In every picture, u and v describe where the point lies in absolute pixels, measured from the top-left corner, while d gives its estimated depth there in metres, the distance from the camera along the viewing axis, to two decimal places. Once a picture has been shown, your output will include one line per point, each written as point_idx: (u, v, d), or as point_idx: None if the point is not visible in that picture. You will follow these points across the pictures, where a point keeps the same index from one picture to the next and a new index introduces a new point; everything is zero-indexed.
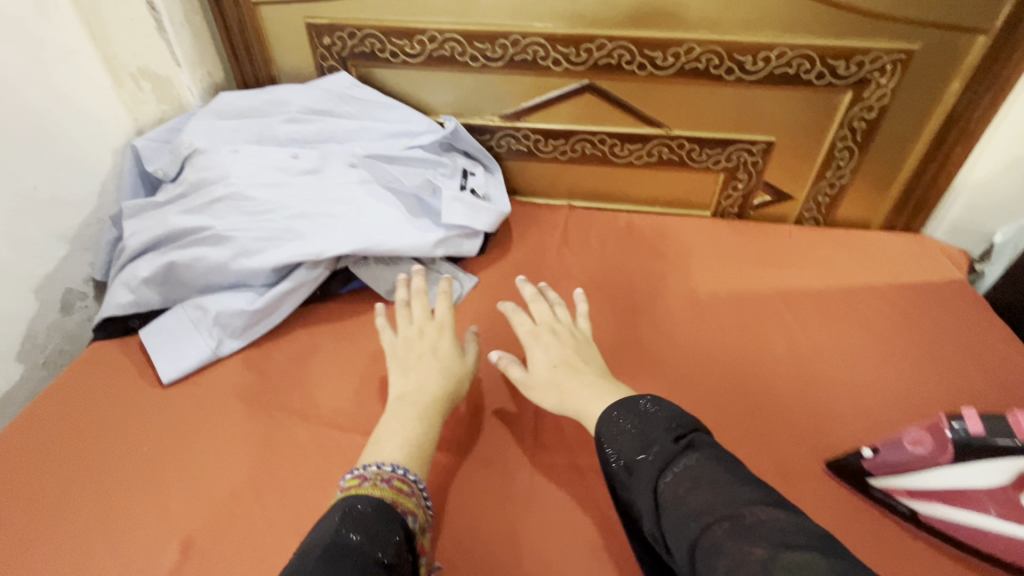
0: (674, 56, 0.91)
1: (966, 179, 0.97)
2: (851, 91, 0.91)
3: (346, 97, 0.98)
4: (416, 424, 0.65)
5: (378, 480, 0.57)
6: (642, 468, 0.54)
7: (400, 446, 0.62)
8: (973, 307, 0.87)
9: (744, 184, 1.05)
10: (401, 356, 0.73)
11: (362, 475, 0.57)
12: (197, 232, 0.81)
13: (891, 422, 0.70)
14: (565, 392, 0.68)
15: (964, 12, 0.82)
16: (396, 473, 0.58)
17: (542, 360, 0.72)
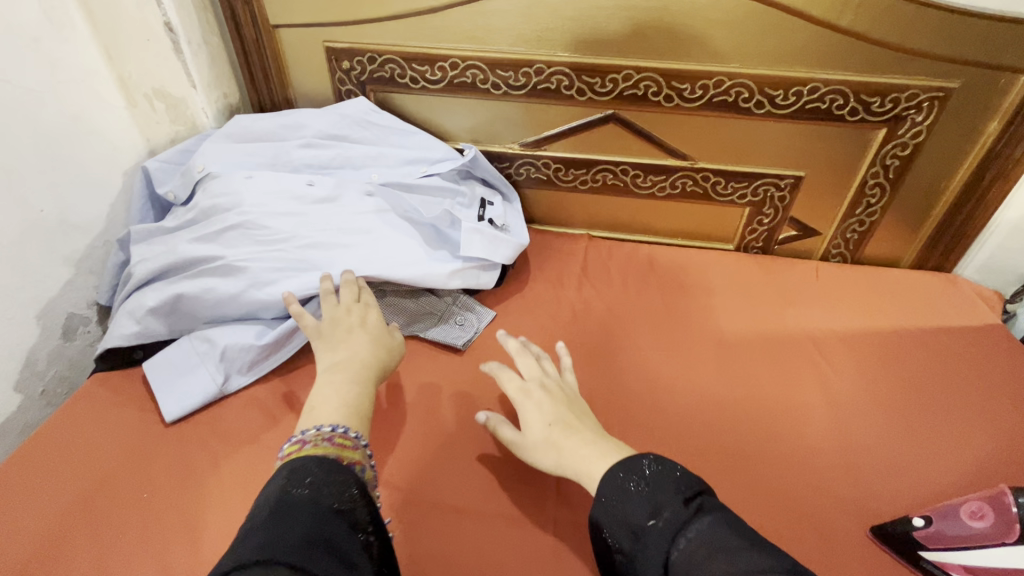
0: (703, 88, 0.88)
1: (1002, 218, 0.94)
2: (885, 128, 0.88)
3: (366, 121, 0.95)
4: (349, 388, 0.63)
5: (319, 441, 0.55)
6: (653, 535, 0.49)
7: (336, 407, 0.60)
8: (1014, 356, 0.84)
9: (770, 219, 1.02)
10: (327, 332, 0.70)
11: (302, 440, 0.55)
12: (209, 260, 0.78)
13: (935, 483, 0.66)
14: (562, 453, 0.61)
15: (1007, 51, 0.79)
16: (337, 431, 0.56)
17: (534, 418, 0.65)
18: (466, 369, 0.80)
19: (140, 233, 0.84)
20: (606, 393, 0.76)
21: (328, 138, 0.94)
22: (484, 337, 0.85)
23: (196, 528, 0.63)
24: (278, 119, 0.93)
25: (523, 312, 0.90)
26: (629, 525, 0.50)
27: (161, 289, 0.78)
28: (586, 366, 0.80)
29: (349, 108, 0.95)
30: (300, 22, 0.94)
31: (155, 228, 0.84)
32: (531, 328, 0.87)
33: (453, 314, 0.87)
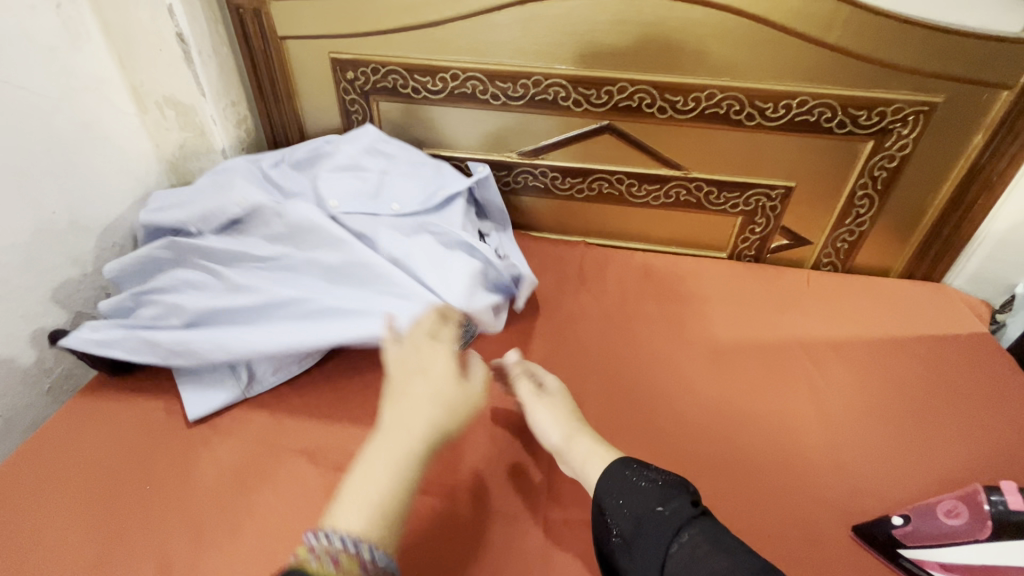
0: (695, 100, 0.91)
1: (990, 229, 0.96)
2: (872, 140, 0.91)
3: (382, 153, 0.98)
4: (388, 482, 0.50)
5: (325, 560, 0.44)
6: (659, 521, 0.54)
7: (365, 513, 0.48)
8: (999, 364, 0.85)
9: (761, 228, 1.05)
10: (393, 378, 0.57)
11: (311, 546, 0.45)
12: (251, 302, 0.76)
13: (915, 485, 0.68)
14: (575, 431, 0.66)
15: (989, 67, 0.81)
16: (344, 546, 0.45)
17: (555, 404, 0.70)
18: None
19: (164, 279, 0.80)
20: (599, 395, 0.79)
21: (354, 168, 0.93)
22: (481, 341, 0.87)
23: (199, 521, 0.65)
24: (303, 158, 0.96)
25: (519, 317, 0.92)
26: (634, 514, 0.56)
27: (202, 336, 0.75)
28: (579, 369, 0.83)
29: (361, 132, 0.99)
30: (307, 34, 0.98)
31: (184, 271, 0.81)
32: (526, 332, 0.89)
33: None
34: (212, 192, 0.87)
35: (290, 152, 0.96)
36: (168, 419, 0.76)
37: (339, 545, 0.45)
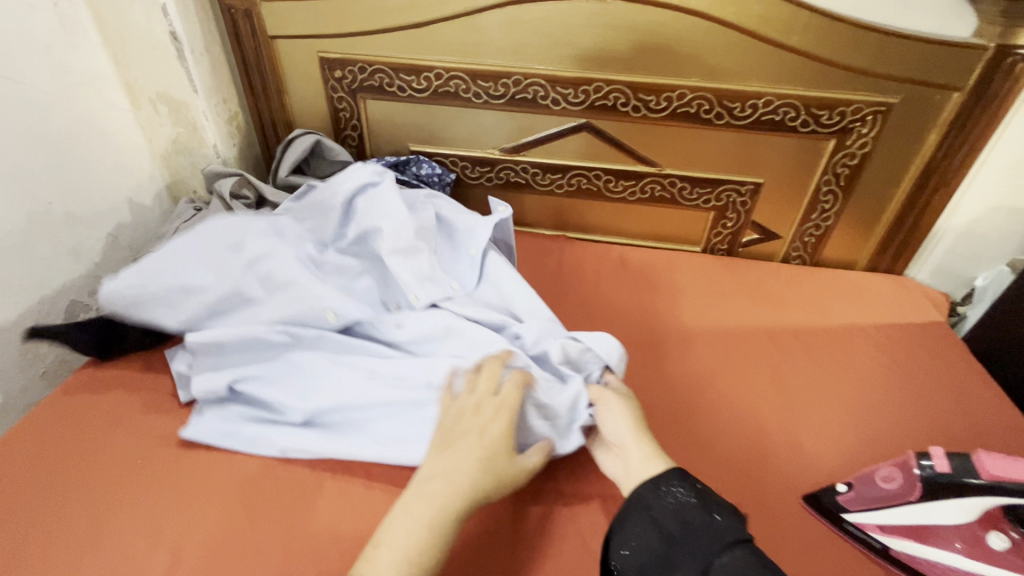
0: (667, 100, 0.96)
1: (948, 224, 1.01)
2: (835, 138, 0.95)
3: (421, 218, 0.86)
4: (422, 535, 0.54)
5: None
6: (704, 531, 0.54)
7: (397, 557, 0.52)
8: (952, 350, 0.90)
9: (733, 223, 1.09)
10: (447, 426, 0.63)
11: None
12: (363, 397, 0.71)
13: (863, 460, 0.73)
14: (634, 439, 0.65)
15: (941, 70, 0.86)
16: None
17: (625, 405, 0.68)
18: None
19: (254, 377, 0.75)
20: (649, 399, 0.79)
21: (409, 240, 0.80)
22: None
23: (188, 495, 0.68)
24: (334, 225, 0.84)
25: None
26: (681, 518, 0.56)
27: (328, 435, 0.71)
28: None
29: (387, 195, 0.84)
30: (297, 34, 1.02)
31: (265, 366, 0.76)
32: None
33: None
34: (268, 291, 0.77)
35: (319, 217, 0.85)
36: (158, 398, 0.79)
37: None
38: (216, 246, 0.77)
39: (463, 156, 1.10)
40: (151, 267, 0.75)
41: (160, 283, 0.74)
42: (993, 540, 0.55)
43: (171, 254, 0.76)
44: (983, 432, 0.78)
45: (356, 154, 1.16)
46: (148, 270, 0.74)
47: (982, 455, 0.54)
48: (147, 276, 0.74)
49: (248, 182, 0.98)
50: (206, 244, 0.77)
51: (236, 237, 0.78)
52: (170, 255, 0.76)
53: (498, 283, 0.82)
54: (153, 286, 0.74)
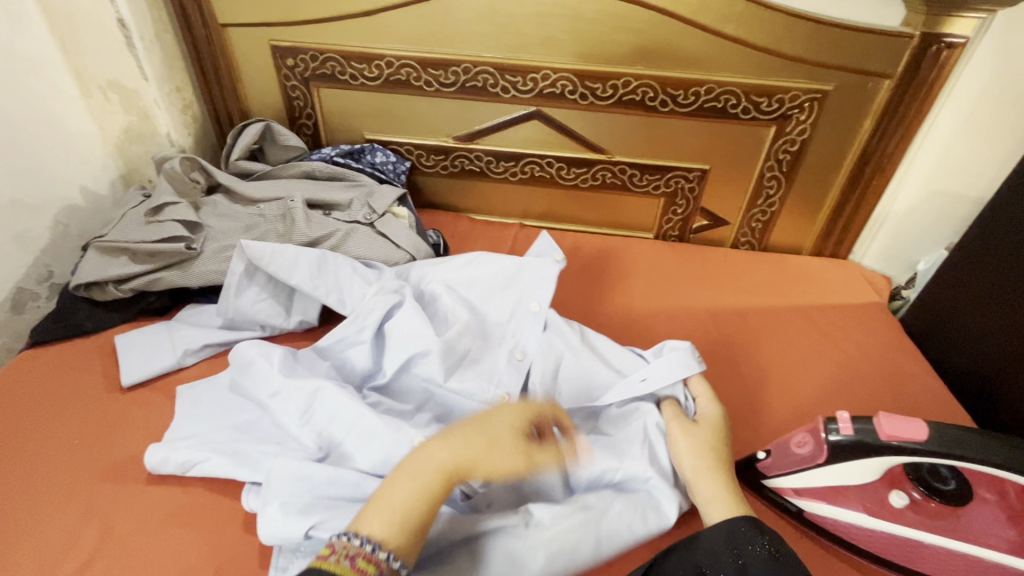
0: (613, 88, 0.98)
1: (888, 209, 1.04)
2: (775, 125, 0.98)
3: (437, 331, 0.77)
4: (416, 492, 0.50)
5: (342, 557, 0.44)
6: None
7: (394, 514, 0.48)
8: (887, 328, 0.94)
9: (683, 210, 1.12)
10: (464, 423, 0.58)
11: (332, 544, 0.45)
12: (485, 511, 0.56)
13: (781, 427, 0.76)
14: (706, 469, 0.59)
15: (872, 58, 0.90)
16: (364, 548, 0.45)
17: (693, 436, 0.62)
18: None
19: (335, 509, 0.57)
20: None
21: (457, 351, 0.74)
22: None
23: (126, 478, 0.67)
24: (365, 367, 0.75)
25: None
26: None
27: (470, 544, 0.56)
28: None
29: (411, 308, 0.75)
30: (247, 22, 1.02)
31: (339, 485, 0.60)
32: None
33: None
34: (341, 428, 0.65)
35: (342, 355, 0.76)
36: (99, 379, 0.79)
37: (360, 544, 0.45)
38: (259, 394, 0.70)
39: (418, 145, 1.11)
40: (202, 424, 0.70)
41: (211, 466, 0.64)
42: (894, 499, 0.59)
43: (216, 404, 0.73)
44: (907, 404, 0.81)
45: (312, 143, 1.17)
46: (202, 408, 0.72)
47: (882, 417, 0.56)
48: (194, 406, 0.73)
49: (199, 167, 0.99)
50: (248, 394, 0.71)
51: (278, 391, 0.69)
52: (198, 410, 0.72)
53: (546, 356, 0.74)
54: (206, 464, 0.65)
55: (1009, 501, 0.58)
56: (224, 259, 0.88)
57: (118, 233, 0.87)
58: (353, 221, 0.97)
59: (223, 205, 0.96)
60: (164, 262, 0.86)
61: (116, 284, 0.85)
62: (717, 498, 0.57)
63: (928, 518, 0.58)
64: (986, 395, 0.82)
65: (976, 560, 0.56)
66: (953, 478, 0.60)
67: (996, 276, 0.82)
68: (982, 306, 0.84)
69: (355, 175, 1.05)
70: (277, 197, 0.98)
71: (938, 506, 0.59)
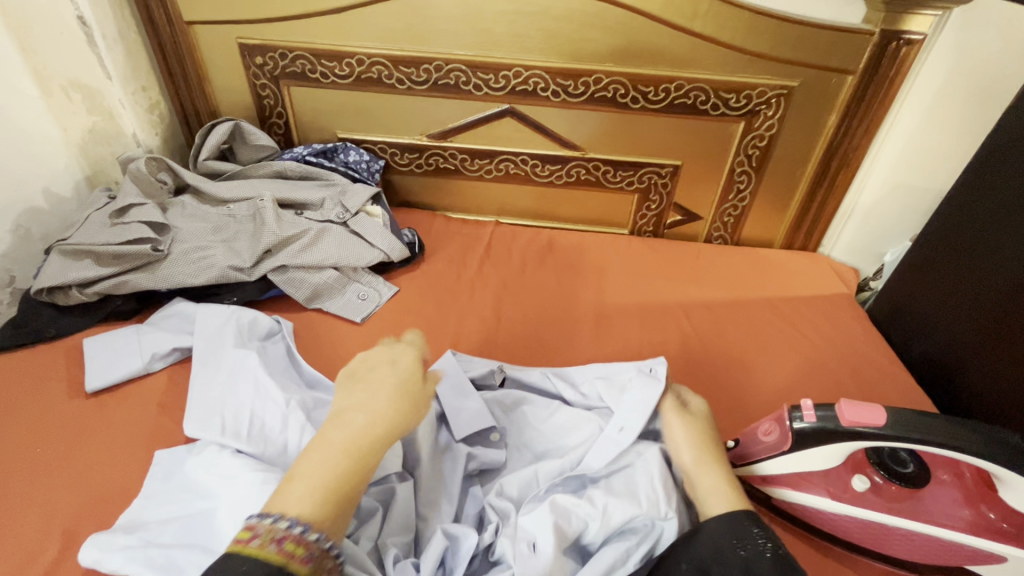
0: (585, 85, 0.99)
1: (855, 202, 1.06)
2: (743, 121, 1.00)
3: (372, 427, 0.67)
4: (340, 461, 0.50)
5: (268, 541, 0.43)
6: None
7: (315, 487, 0.48)
8: (853, 318, 0.97)
9: (656, 206, 1.13)
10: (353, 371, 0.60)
11: (254, 527, 0.44)
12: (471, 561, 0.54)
13: (751, 417, 0.78)
14: (701, 463, 0.60)
15: (834, 54, 0.92)
16: (292, 530, 0.44)
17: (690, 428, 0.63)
18: (362, 340, 0.87)
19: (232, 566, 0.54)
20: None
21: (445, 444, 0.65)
22: (386, 311, 0.92)
23: (91, 485, 0.66)
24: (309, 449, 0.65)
25: (424, 289, 0.97)
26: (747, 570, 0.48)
27: None
28: (483, 337, 0.89)
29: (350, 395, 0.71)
30: (213, 19, 1.00)
31: None
32: (429, 302, 0.94)
33: (357, 289, 0.93)
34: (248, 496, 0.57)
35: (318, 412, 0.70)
36: (63, 384, 0.77)
37: (288, 525, 0.45)
38: (224, 470, 0.61)
39: (391, 143, 1.11)
40: (164, 508, 0.60)
41: (170, 566, 0.54)
42: (856, 483, 0.60)
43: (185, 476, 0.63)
44: (873, 393, 0.83)
45: (284, 142, 1.15)
46: (171, 483, 0.63)
47: (842, 402, 0.58)
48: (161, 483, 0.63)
49: (166, 168, 0.97)
50: (212, 474, 0.61)
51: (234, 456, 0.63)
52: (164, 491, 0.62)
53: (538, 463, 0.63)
54: (167, 562, 0.54)
55: (964, 481, 0.60)
56: (194, 262, 0.87)
57: (82, 236, 0.85)
58: (326, 220, 0.97)
59: (191, 206, 0.94)
60: (130, 264, 0.85)
61: (80, 288, 0.83)
62: (716, 491, 0.57)
63: (888, 501, 0.59)
64: (945, 379, 0.85)
65: (934, 539, 0.57)
66: (912, 462, 0.62)
67: (952, 267, 0.85)
68: (939, 294, 0.87)
69: (328, 174, 1.04)
70: (247, 197, 0.97)
71: (898, 489, 0.60)
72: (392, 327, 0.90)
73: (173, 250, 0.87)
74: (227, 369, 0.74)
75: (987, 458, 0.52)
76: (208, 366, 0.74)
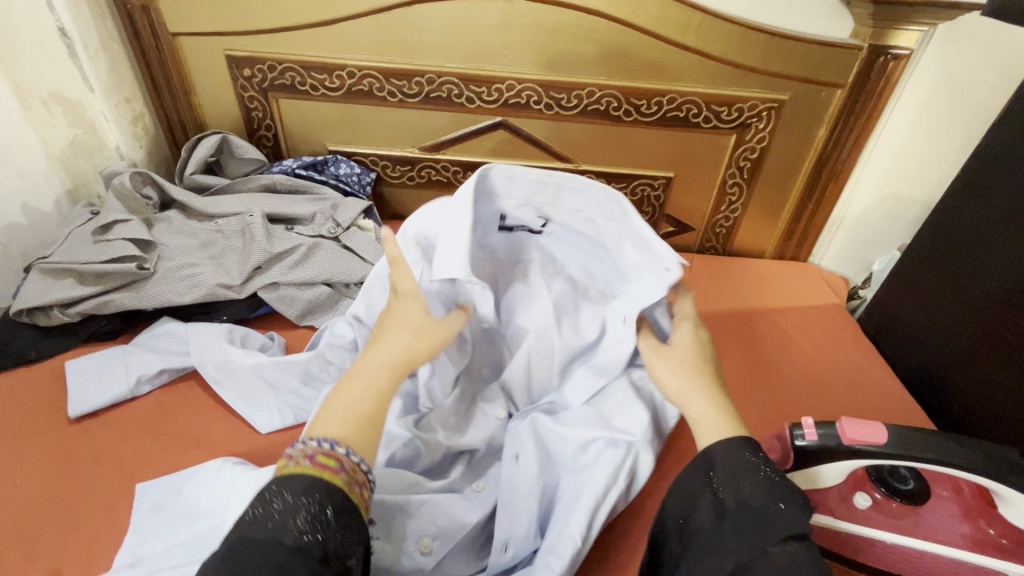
0: (578, 98, 0.99)
1: (845, 212, 1.07)
2: (735, 133, 1.01)
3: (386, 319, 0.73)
4: (384, 380, 0.52)
5: (303, 458, 0.45)
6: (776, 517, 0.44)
7: (349, 417, 0.49)
8: (845, 327, 0.98)
9: (649, 217, 1.14)
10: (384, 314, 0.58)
11: (289, 453, 0.46)
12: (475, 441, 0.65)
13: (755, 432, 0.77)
14: (689, 386, 0.55)
15: (823, 68, 0.93)
16: (323, 446, 0.46)
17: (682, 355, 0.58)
18: None
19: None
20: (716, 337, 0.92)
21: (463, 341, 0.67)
22: None
23: (75, 515, 0.63)
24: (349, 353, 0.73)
25: None
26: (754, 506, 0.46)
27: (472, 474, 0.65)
28: None
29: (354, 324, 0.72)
30: (198, 31, 0.98)
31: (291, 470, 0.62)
32: None
33: (350, 305, 0.91)
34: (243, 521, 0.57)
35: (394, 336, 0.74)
36: (44, 410, 0.74)
37: (317, 444, 0.46)
38: (227, 495, 0.60)
39: (383, 156, 1.09)
40: (160, 541, 0.58)
41: None
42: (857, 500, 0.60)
43: (182, 503, 0.62)
44: (868, 405, 0.83)
45: (273, 155, 1.13)
46: (163, 514, 0.61)
47: (844, 421, 0.58)
48: (150, 517, 0.61)
49: (151, 182, 0.95)
50: (214, 502, 0.60)
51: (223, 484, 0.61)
52: (160, 522, 0.60)
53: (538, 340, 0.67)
54: None
55: (963, 496, 0.61)
56: (181, 279, 0.85)
57: (63, 254, 0.82)
58: (317, 235, 0.95)
59: (178, 222, 0.92)
60: (115, 283, 0.82)
61: (61, 307, 0.80)
62: (706, 419, 0.53)
63: (889, 518, 0.60)
64: (938, 388, 0.86)
65: (939, 557, 0.57)
66: (912, 478, 0.62)
67: (949, 268, 0.85)
68: (934, 301, 0.87)
69: (318, 188, 1.03)
70: (236, 212, 0.94)
71: (898, 506, 0.60)
72: None
73: (158, 267, 0.85)
74: (238, 372, 0.76)
75: (987, 475, 0.53)
76: (228, 378, 0.76)
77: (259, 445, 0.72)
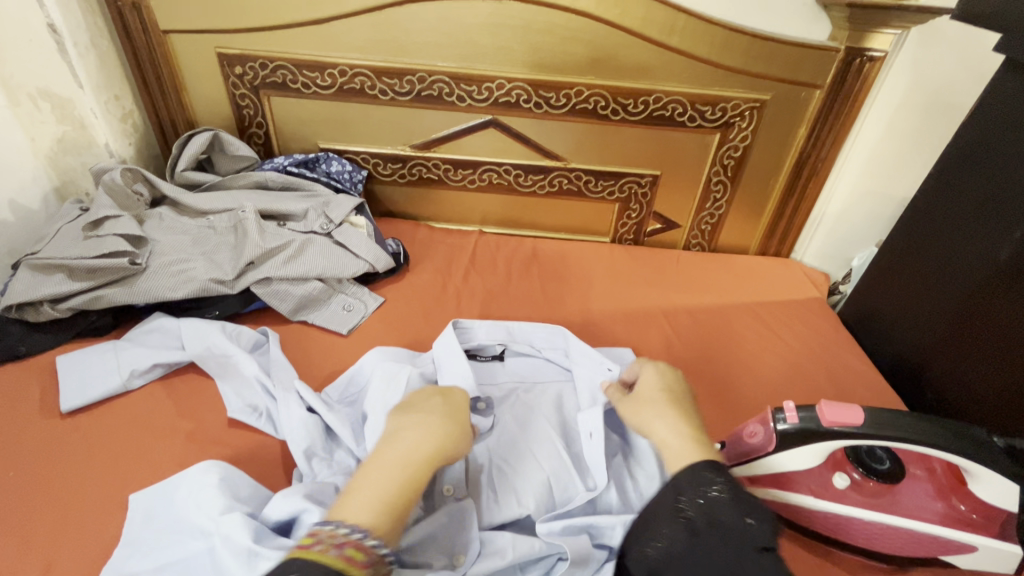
0: (567, 97, 1.01)
1: (824, 210, 1.11)
2: (719, 132, 1.04)
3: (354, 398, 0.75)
4: (399, 476, 0.52)
5: (330, 546, 0.45)
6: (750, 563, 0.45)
7: (374, 502, 0.49)
8: (826, 320, 1.01)
9: (637, 213, 1.16)
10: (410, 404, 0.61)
11: (316, 534, 0.46)
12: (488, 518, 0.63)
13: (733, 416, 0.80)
14: (655, 416, 0.60)
15: (801, 69, 0.96)
16: (353, 536, 0.46)
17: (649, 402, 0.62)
18: (347, 353, 0.86)
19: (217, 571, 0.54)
20: (676, 342, 0.93)
21: None
22: (368, 322, 0.92)
23: (69, 507, 0.64)
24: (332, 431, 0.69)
25: (407, 299, 0.97)
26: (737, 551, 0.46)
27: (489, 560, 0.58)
28: None
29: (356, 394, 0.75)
30: (190, 29, 0.99)
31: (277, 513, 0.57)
32: (415, 313, 0.94)
33: (342, 300, 0.93)
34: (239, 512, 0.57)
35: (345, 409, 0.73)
36: (35, 404, 0.74)
37: (348, 530, 0.46)
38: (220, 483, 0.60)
39: (374, 153, 1.11)
40: (157, 528, 0.59)
41: None
42: (837, 481, 0.63)
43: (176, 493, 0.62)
44: (847, 394, 0.86)
45: (263, 153, 1.14)
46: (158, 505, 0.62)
47: (823, 404, 0.60)
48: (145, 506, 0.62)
49: (142, 179, 0.95)
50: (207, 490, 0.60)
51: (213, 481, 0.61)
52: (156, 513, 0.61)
53: (538, 433, 0.71)
54: None
55: (937, 475, 0.64)
56: (174, 276, 0.85)
57: (51, 250, 0.82)
58: (309, 231, 0.96)
59: (169, 219, 0.92)
60: (106, 278, 0.82)
61: (52, 302, 0.80)
62: (666, 443, 0.57)
63: (867, 497, 0.62)
64: (917, 377, 0.88)
65: (920, 534, 0.59)
66: (888, 458, 0.65)
67: (928, 257, 0.87)
68: (917, 288, 0.89)
69: (310, 184, 1.04)
70: (227, 208, 0.95)
71: (876, 485, 0.63)
72: (379, 336, 0.89)
73: (149, 264, 0.85)
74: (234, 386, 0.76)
75: (954, 451, 0.56)
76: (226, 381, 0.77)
77: (253, 436, 0.73)
